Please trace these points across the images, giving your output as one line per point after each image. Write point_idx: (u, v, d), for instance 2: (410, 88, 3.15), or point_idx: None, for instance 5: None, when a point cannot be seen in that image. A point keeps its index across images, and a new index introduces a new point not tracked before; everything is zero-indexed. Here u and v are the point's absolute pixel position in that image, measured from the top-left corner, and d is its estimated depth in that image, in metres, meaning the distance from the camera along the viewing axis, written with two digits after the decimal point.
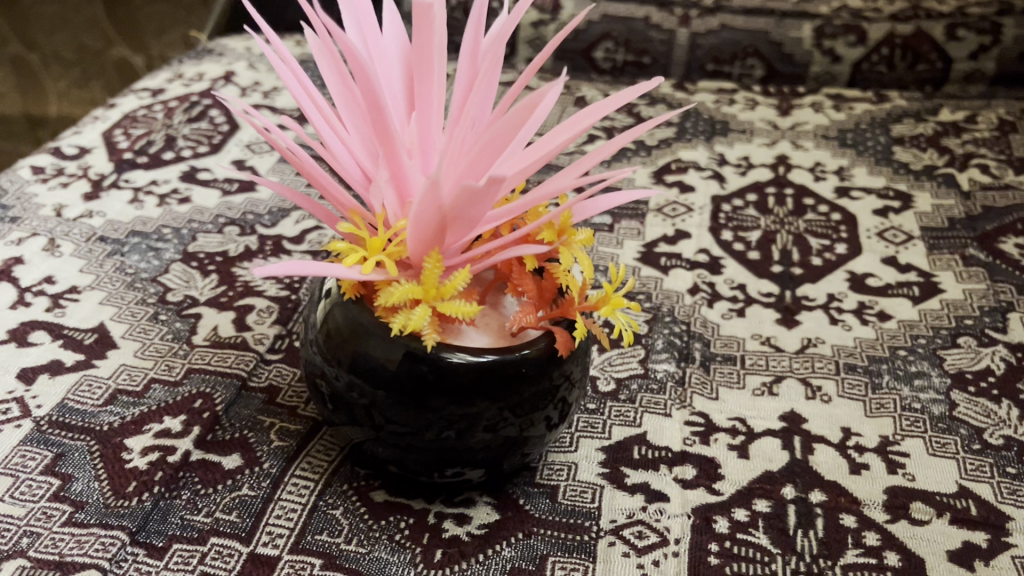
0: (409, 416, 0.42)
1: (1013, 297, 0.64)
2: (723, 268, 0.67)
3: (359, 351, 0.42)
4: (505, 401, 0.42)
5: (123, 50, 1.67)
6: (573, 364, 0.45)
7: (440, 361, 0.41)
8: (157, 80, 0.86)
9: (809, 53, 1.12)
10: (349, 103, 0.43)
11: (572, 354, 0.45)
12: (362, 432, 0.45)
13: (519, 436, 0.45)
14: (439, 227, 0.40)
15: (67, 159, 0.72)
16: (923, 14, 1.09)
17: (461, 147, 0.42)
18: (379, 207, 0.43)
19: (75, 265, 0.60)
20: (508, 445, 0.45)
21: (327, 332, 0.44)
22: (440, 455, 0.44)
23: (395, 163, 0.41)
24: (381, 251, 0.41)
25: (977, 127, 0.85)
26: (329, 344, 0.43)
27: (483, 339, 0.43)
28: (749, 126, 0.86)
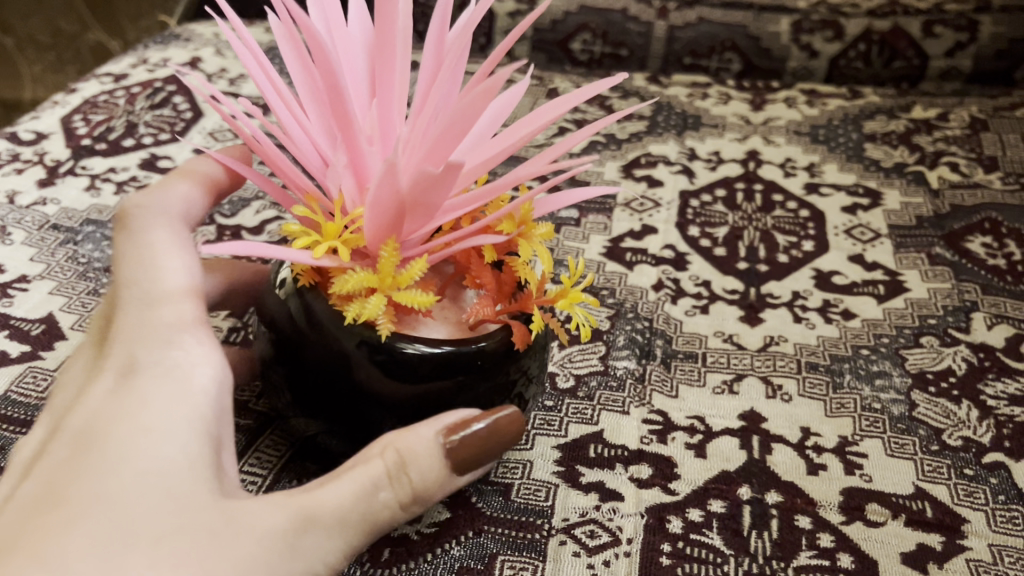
0: (363, 409, 0.41)
1: (977, 297, 0.63)
2: (688, 264, 0.66)
3: (312, 336, 0.41)
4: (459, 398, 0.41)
5: (99, 34, 1.66)
6: (532, 353, 0.44)
7: (393, 349, 0.40)
8: (121, 66, 0.84)
9: (786, 47, 1.15)
10: (310, 88, 0.42)
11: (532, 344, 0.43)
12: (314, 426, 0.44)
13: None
14: (397, 214, 0.39)
15: (23, 144, 0.70)
16: (900, 11, 1.13)
17: (422, 136, 0.41)
18: (336, 192, 0.41)
19: (25, 254, 0.59)
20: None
21: (279, 319, 0.43)
22: None
23: (354, 150, 0.40)
24: (337, 237, 0.40)
25: (950, 125, 0.84)
26: (280, 332, 0.42)
27: (440, 332, 0.42)
28: (721, 120, 0.85)
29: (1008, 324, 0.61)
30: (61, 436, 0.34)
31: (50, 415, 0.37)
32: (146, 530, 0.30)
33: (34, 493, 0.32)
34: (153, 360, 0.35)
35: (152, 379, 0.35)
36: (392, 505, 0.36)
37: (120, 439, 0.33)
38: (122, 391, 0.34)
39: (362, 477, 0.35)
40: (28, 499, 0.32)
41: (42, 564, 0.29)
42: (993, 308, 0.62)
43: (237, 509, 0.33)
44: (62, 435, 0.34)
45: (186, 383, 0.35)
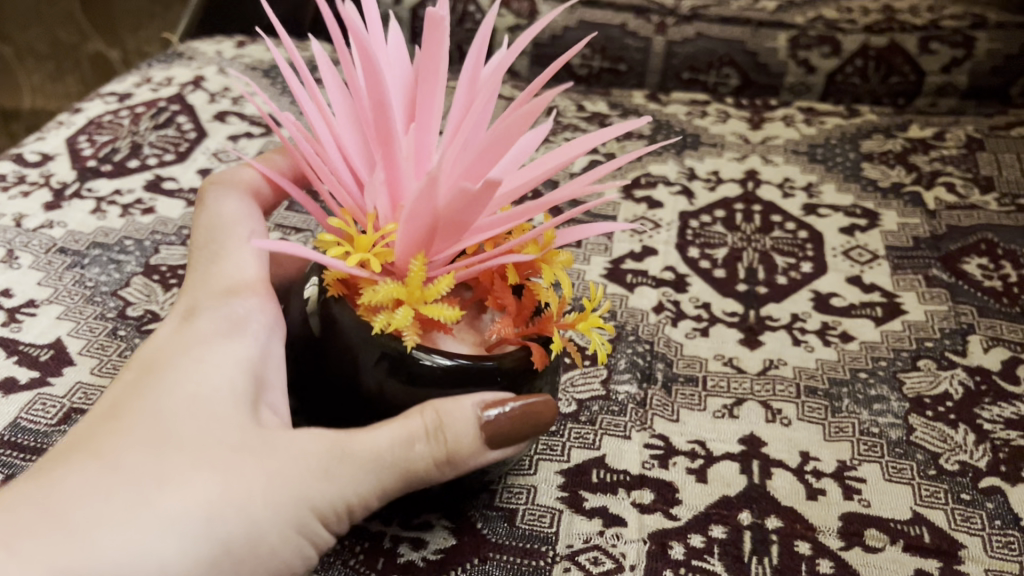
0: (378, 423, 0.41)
1: (974, 319, 0.64)
2: (688, 286, 0.67)
3: (333, 354, 0.42)
4: None
5: (97, 45, 1.74)
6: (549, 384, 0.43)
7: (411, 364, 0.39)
8: (125, 84, 0.84)
9: (783, 63, 1.17)
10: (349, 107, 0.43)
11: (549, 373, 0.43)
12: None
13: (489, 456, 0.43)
14: (431, 231, 0.40)
15: (29, 166, 0.70)
16: (897, 27, 1.15)
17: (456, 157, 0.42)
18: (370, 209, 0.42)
19: (33, 278, 0.60)
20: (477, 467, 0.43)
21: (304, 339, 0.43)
22: None
23: (392, 168, 0.41)
24: (367, 249, 0.40)
25: (946, 144, 0.84)
26: (306, 349, 0.43)
27: (461, 348, 0.42)
28: (720, 139, 0.86)
29: (1004, 347, 0.61)
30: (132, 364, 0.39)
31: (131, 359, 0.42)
32: (186, 444, 0.34)
33: (102, 405, 0.36)
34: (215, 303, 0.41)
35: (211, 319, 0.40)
36: (429, 458, 0.38)
37: (178, 364, 0.37)
38: (186, 327, 0.40)
39: (404, 428, 0.38)
40: (98, 406, 0.36)
41: (98, 459, 0.33)
42: (989, 331, 0.63)
43: (273, 434, 0.36)
44: (132, 363, 0.39)
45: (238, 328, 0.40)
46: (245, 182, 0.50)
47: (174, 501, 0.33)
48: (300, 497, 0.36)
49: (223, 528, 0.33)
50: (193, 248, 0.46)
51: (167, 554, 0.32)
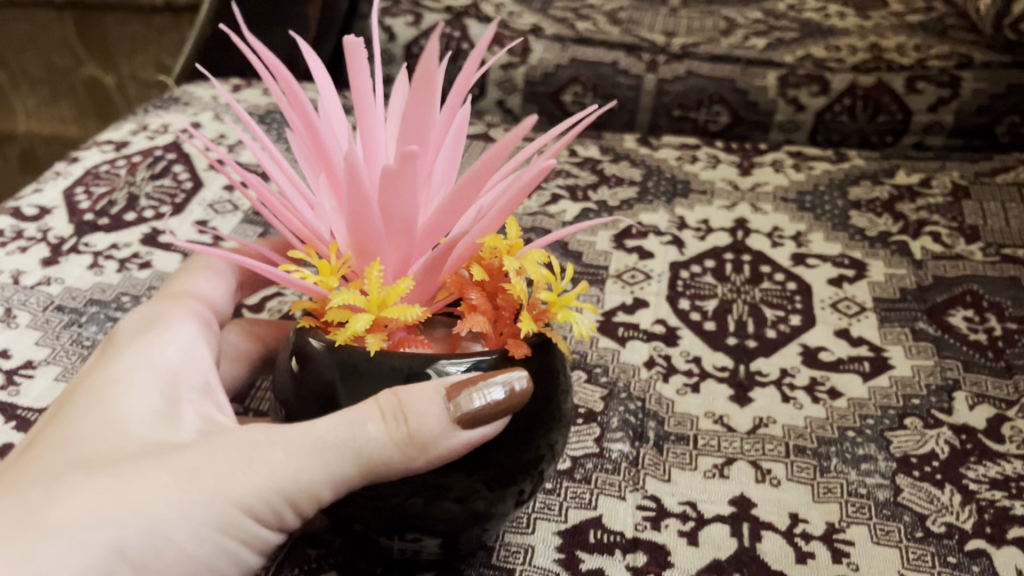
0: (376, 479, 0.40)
1: (959, 375, 0.65)
2: (679, 339, 0.68)
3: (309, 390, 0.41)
4: (478, 474, 0.41)
5: (93, 70, 2.23)
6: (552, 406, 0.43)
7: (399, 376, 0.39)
8: (121, 132, 0.85)
9: (773, 102, 1.19)
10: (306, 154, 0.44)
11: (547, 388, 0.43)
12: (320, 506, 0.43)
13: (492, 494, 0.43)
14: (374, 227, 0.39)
15: (26, 220, 0.71)
16: (884, 67, 1.16)
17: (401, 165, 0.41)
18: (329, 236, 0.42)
19: (31, 338, 0.60)
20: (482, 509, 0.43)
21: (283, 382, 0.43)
22: (403, 521, 0.41)
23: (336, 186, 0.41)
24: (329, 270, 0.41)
25: (932, 191, 0.86)
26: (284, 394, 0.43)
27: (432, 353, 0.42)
28: (710, 186, 0.87)
29: (988, 404, 0.62)
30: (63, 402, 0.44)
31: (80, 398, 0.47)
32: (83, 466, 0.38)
33: (27, 445, 0.41)
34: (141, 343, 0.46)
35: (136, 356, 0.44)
36: (384, 440, 0.38)
37: (92, 398, 0.42)
38: (111, 363, 0.44)
39: (356, 414, 0.38)
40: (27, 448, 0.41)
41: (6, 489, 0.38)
42: (974, 387, 0.64)
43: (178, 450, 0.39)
44: (62, 402, 0.43)
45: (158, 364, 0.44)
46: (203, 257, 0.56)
47: (65, 511, 0.36)
48: (207, 498, 0.38)
49: (121, 532, 0.37)
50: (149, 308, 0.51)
51: (62, 558, 0.36)
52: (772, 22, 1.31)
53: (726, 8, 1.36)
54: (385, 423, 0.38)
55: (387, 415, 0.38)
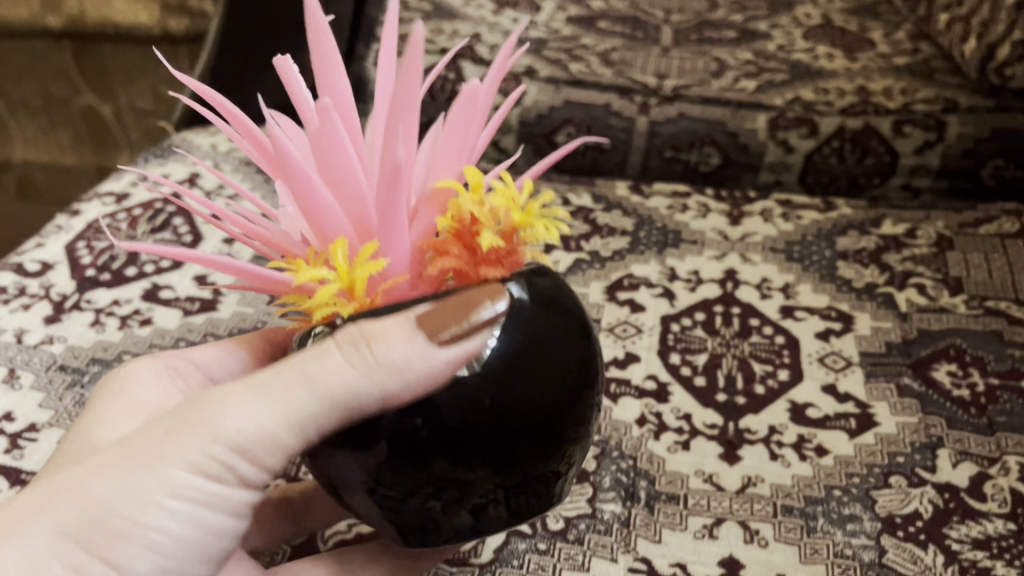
0: (399, 478, 0.40)
1: (943, 432, 0.66)
2: (670, 395, 0.69)
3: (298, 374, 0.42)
4: (499, 478, 0.41)
5: (88, 98, 2.25)
6: (570, 372, 0.42)
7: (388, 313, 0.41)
8: (122, 183, 0.87)
9: (763, 144, 1.21)
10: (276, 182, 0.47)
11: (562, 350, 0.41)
12: (352, 490, 0.43)
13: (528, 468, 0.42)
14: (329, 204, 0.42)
15: (28, 276, 0.72)
16: (871, 110, 1.18)
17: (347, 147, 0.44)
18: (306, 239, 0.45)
19: (34, 399, 0.61)
20: (522, 479, 0.42)
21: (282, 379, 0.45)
22: (418, 520, 0.43)
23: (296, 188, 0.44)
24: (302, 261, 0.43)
25: (917, 242, 0.87)
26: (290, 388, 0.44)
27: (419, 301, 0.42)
28: (700, 235, 0.89)
29: (971, 462, 0.64)
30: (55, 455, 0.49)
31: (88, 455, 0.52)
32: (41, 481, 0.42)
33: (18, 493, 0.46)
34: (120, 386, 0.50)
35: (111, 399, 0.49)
36: (343, 364, 0.39)
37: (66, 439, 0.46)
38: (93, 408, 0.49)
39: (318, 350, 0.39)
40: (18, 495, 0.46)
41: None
42: (957, 445, 0.65)
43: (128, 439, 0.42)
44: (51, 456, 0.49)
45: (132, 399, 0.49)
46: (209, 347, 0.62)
47: (21, 511, 0.40)
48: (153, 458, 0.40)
49: (73, 513, 0.39)
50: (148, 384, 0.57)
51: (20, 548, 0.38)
52: (762, 62, 1.33)
53: (717, 49, 1.38)
54: (344, 349, 0.39)
55: (344, 343, 0.39)
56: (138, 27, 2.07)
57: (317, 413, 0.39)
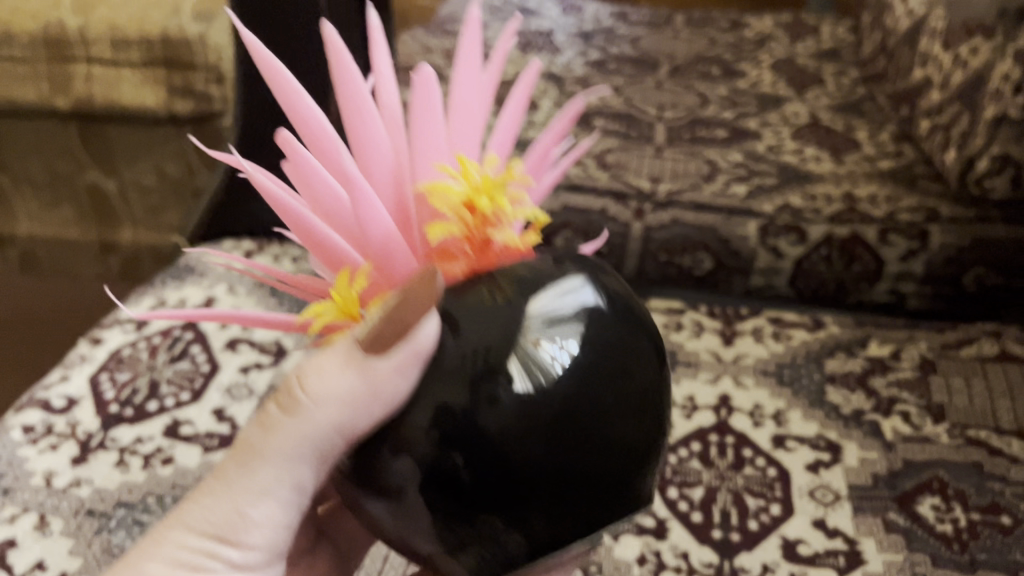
0: (494, 500, 0.40)
1: (927, 569, 0.70)
2: (668, 533, 0.73)
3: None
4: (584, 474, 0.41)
5: (95, 176, 2.32)
6: (644, 412, 0.42)
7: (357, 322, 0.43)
8: (141, 308, 0.91)
9: (754, 250, 1.26)
10: None
11: (633, 378, 0.42)
12: (403, 523, 0.43)
13: (615, 491, 0.42)
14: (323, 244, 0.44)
15: (55, 413, 0.77)
16: (857, 219, 1.23)
17: None
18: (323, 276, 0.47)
19: (64, 546, 0.67)
20: (610, 503, 0.42)
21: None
22: (536, 536, 0.41)
23: None
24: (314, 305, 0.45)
25: (901, 364, 0.92)
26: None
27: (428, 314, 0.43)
28: (695, 357, 0.93)
29: None
30: None
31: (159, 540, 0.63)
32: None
33: None
34: None
35: None
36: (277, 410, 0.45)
37: None
38: None
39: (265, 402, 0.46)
40: None
41: None
42: None
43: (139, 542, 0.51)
44: None
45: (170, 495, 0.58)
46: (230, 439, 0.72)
47: None
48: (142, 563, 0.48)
49: None
50: None
51: None
52: (752, 165, 1.38)
53: (708, 150, 1.44)
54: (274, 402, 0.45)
55: (282, 393, 0.44)
56: (145, 109, 2.14)
57: (260, 471, 0.46)
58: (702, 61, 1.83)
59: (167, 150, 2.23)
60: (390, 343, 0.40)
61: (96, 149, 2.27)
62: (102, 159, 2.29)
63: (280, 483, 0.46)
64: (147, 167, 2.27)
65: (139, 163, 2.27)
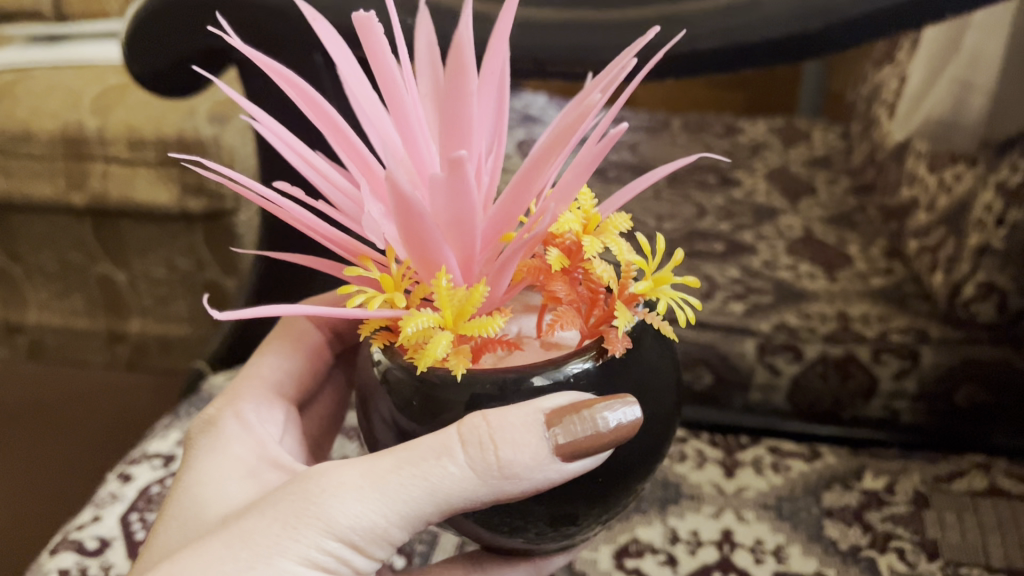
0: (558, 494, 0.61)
1: None
2: None
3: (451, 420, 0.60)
4: (618, 474, 0.62)
5: (106, 267, 2.38)
6: (661, 424, 0.64)
7: (521, 382, 0.58)
8: (168, 441, 0.99)
9: (751, 366, 1.31)
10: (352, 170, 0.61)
11: (656, 407, 0.63)
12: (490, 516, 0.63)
13: (628, 482, 0.64)
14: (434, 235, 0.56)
15: (88, 555, 0.86)
16: (851, 339, 1.28)
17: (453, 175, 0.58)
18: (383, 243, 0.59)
19: None
20: (626, 488, 0.64)
21: (393, 391, 0.61)
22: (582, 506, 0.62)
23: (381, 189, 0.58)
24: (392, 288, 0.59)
25: (896, 498, 0.96)
26: (399, 395, 0.61)
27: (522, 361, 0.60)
28: (698, 489, 0.98)
29: None
30: (194, 492, 0.71)
31: (190, 466, 0.74)
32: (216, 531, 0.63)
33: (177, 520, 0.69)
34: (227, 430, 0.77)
35: (211, 442, 0.76)
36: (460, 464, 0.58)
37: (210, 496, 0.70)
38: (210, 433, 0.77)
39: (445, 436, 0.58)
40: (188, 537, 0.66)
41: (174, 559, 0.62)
42: None
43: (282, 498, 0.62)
44: (190, 488, 0.71)
45: (232, 447, 0.75)
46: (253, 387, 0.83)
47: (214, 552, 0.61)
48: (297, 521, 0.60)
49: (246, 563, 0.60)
50: (212, 432, 0.77)
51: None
52: (749, 281, 1.44)
53: (706, 264, 1.50)
54: (453, 455, 0.58)
55: (469, 445, 0.57)
56: (157, 205, 2.19)
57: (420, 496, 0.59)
58: (699, 168, 1.90)
59: (177, 245, 2.28)
60: (576, 446, 0.58)
61: (108, 241, 2.32)
62: (113, 251, 2.34)
63: (417, 515, 0.61)
64: (157, 259, 2.32)
65: (149, 255, 2.32)
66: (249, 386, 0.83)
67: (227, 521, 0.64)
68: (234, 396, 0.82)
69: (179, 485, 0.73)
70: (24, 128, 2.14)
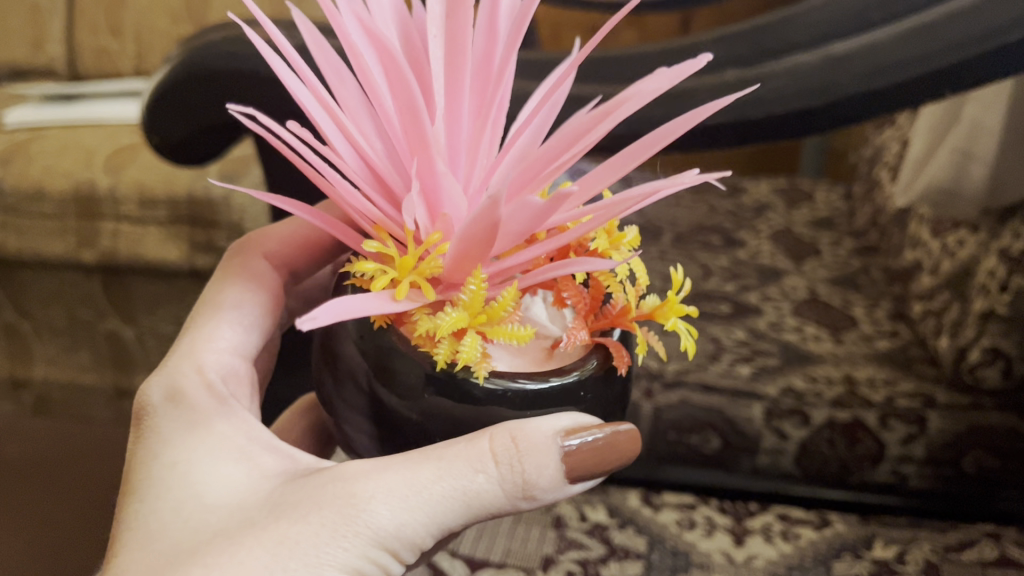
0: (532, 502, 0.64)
1: None
2: None
3: (435, 409, 0.59)
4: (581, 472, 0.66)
5: (114, 322, 2.39)
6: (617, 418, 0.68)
7: (537, 395, 0.59)
8: None
9: (758, 430, 1.31)
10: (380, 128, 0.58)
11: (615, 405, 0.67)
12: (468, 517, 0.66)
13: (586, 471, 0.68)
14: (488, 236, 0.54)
15: None
16: (857, 404, 1.29)
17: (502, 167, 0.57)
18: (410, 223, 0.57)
19: None
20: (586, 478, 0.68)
21: (381, 368, 0.60)
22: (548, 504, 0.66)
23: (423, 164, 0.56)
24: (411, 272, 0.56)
25: (906, 567, 0.95)
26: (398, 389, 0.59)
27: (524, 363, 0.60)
28: (708, 558, 0.98)
29: None
30: (188, 477, 0.65)
31: (168, 443, 0.67)
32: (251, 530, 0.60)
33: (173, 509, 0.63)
34: (201, 403, 0.70)
35: (189, 417, 0.69)
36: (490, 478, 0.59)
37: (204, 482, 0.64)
38: (180, 407, 0.70)
39: (477, 448, 0.58)
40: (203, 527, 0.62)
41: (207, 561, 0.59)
42: None
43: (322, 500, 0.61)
44: (183, 473, 0.65)
45: (212, 424, 0.69)
46: (210, 346, 0.76)
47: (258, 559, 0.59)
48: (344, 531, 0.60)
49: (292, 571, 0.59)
50: (184, 404, 0.70)
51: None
52: (755, 343, 1.44)
53: (712, 326, 1.50)
54: (488, 472, 0.59)
55: (500, 461, 0.58)
56: (166, 262, 2.21)
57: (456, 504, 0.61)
58: (704, 230, 1.91)
59: (185, 302, 2.29)
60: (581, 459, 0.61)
61: (117, 297, 2.34)
62: (122, 308, 2.36)
63: (437, 523, 0.62)
64: (166, 315, 2.33)
65: (157, 311, 2.33)
66: (208, 343, 0.76)
67: (256, 516, 0.62)
68: (189, 353, 0.75)
69: (155, 459, 0.66)
70: (38, 187, 2.17)
